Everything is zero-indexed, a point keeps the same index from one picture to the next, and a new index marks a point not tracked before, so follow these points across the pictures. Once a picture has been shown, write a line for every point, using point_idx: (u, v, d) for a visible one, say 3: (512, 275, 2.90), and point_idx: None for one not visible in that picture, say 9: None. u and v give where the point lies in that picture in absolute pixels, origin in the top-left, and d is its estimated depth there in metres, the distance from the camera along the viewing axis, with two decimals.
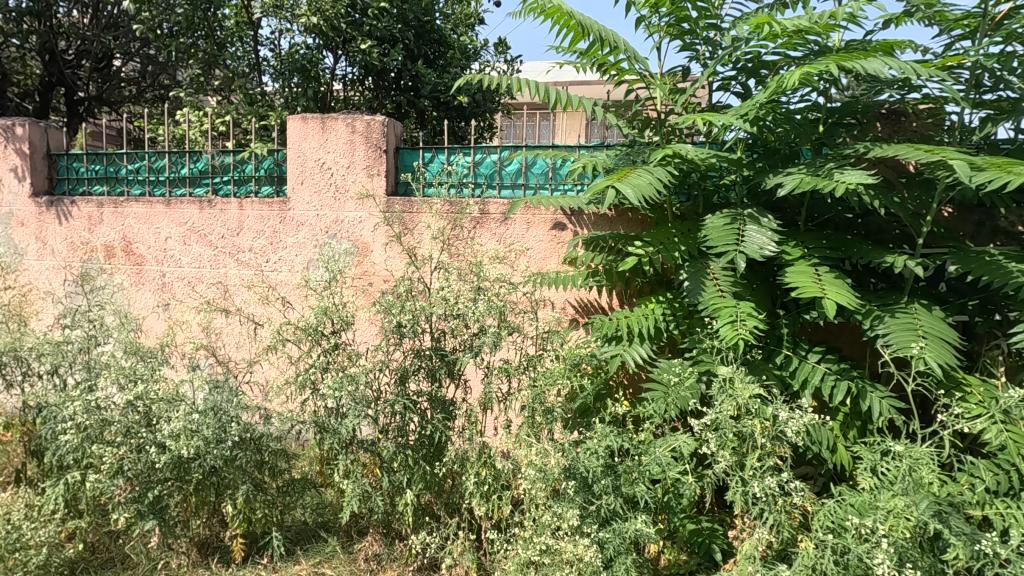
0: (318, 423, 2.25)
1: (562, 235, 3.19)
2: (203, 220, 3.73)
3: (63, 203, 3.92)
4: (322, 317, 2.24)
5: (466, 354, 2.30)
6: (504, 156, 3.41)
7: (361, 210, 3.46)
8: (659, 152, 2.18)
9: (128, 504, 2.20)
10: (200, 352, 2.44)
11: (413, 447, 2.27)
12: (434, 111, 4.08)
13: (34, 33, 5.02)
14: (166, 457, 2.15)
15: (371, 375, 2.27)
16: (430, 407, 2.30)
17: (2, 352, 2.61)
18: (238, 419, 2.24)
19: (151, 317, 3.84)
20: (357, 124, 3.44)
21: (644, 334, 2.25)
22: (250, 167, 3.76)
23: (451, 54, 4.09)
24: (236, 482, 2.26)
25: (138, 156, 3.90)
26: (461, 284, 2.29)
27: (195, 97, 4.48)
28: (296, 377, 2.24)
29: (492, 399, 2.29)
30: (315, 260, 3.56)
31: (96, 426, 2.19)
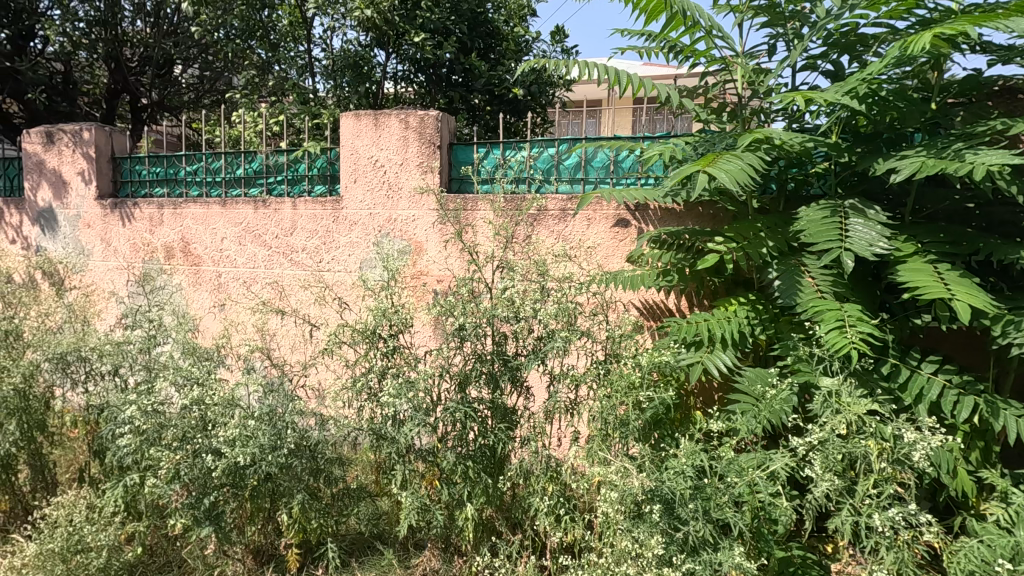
0: (375, 431, 2.14)
1: (626, 231, 2.99)
2: (258, 220, 3.71)
3: (126, 205, 3.99)
4: (380, 319, 2.12)
5: (531, 358, 2.15)
6: (562, 149, 3.24)
7: (415, 208, 3.36)
8: (748, 137, 1.96)
9: (185, 509, 2.14)
10: (255, 354, 2.37)
11: (475, 459, 2.13)
12: (488, 106, 3.96)
13: (101, 41, 5.19)
14: (222, 463, 2.07)
15: (430, 381, 2.14)
16: (491, 415, 2.15)
17: (65, 351, 2.61)
18: (294, 426, 2.16)
19: (208, 318, 3.86)
20: (410, 119, 3.34)
21: (728, 339, 2.04)
22: (303, 167, 3.73)
23: (503, 48, 3.96)
24: (291, 491, 2.16)
25: (196, 158, 3.93)
26: (524, 285, 2.14)
27: (250, 99, 4.51)
28: (353, 382, 2.14)
29: (558, 408, 2.13)
30: (368, 260, 3.48)
31: (154, 430, 2.14)
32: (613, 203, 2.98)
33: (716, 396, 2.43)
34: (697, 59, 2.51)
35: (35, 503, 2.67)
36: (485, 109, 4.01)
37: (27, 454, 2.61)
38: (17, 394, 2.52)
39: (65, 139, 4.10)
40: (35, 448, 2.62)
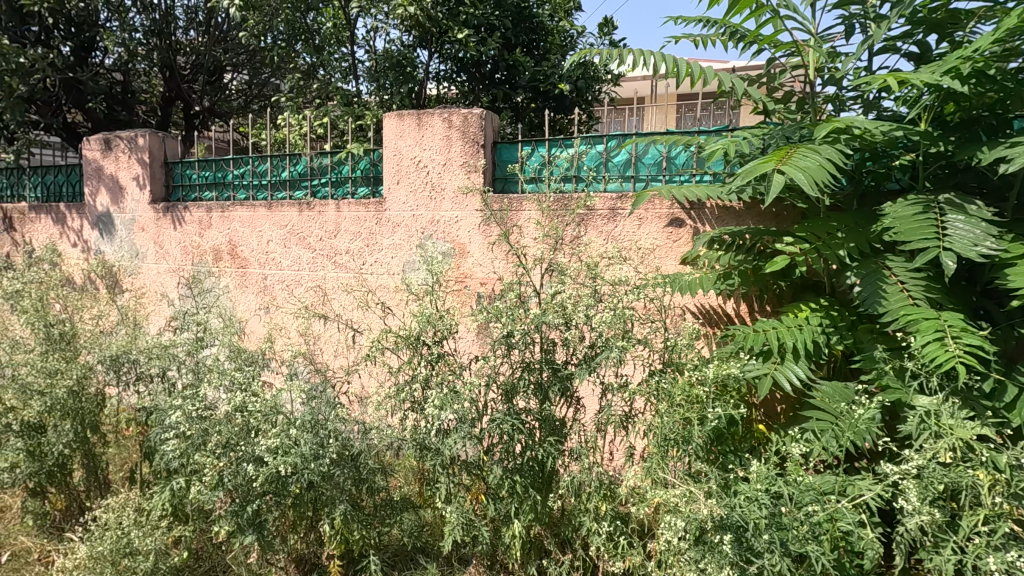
0: (418, 441, 2.05)
1: (679, 232, 2.81)
2: (302, 223, 3.71)
3: (177, 208, 4.07)
4: (424, 325, 2.04)
5: (583, 367, 2.02)
6: (611, 145, 3.11)
7: (458, 208, 3.28)
8: (826, 127, 1.78)
9: (229, 516, 2.11)
10: (299, 359, 2.33)
11: (523, 473, 2.02)
12: (532, 104, 3.85)
13: (155, 50, 5.34)
14: (265, 471, 2.03)
15: (475, 390, 2.05)
16: (539, 427, 2.04)
17: (117, 354, 2.63)
18: (337, 434, 2.10)
19: (254, 320, 3.89)
20: (454, 118, 3.27)
21: (801, 349, 1.86)
22: (347, 168, 3.71)
23: (548, 44, 3.84)
24: (333, 501, 2.10)
25: (243, 161, 3.97)
26: (576, 289, 2.01)
27: (296, 103, 4.55)
28: (396, 390, 2.06)
29: (610, 421, 1.99)
30: (411, 263, 3.42)
31: (198, 435, 2.12)
32: (666, 201, 2.81)
33: (779, 408, 2.26)
34: (763, 45, 2.33)
35: (89, 503, 2.71)
36: (529, 107, 3.90)
37: (81, 455, 2.61)
38: (71, 394, 2.49)
39: (121, 145, 4.22)
40: (89, 448, 2.61)
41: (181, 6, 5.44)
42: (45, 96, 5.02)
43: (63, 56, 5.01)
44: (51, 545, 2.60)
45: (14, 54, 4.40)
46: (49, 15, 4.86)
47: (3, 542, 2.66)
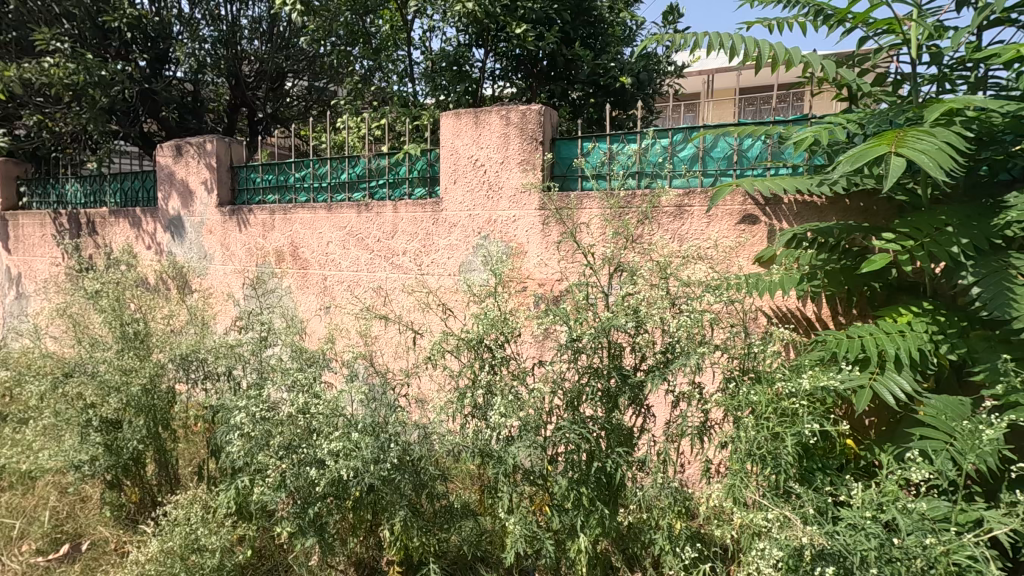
0: (480, 449, 1.98)
1: (753, 229, 2.62)
2: (361, 224, 3.73)
3: (242, 211, 4.19)
4: (486, 328, 1.96)
5: (654, 373, 1.90)
6: (677, 140, 2.96)
7: (516, 207, 3.20)
8: (938, 108, 1.59)
9: (291, 517, 2.11)
10: (359, 360, 2.31)
11: (588, 485, 1.91)
12: (592, 98, 3.73)
13: (223, 60, 5.55)
14: (326, 474, 2.02)
15: (539, 396, 1.95)
16: (606, 436, 1.92)
17: (186, 353, 2.70)
18: (398, 439, 2.06)
19: (314, 320, 3.94)
20: (512, 115, 3.19)
21: (905, 358, 1.66)
22: (404, 169, 3.70)
23: (608, 36, 3.72)
24: (393, 506, 2.06)
25: (305, 164, 4.05)
26: (648, 290, 1.88)
27: (354, 106, 4.61)
28: (457, 395, 1.99)
29: (685, 432, 1.85)
30: (468, 263, 3.38)
31: (261, 435, 2.13)
32: (737, 198, 2.64)
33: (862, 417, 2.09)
34: (855, 23, 2.13)
35: (160, 497, 2.79)
36: (588, 102, 3.79)
37: (154, 450, 2.69)
38: (144, 392, 2.56)
39: (191, 151, 4.39)
40: (160, 444, 2.69)
41: (247, 16, 5.63)
42: (123, 107, 5.31)
43: (140, 68, 5.28)
44: (126, 536, 2.69)
45: (97, 68, 4.67)
46: (127, 30, 5.13)
47: (85, 531, 2.78)
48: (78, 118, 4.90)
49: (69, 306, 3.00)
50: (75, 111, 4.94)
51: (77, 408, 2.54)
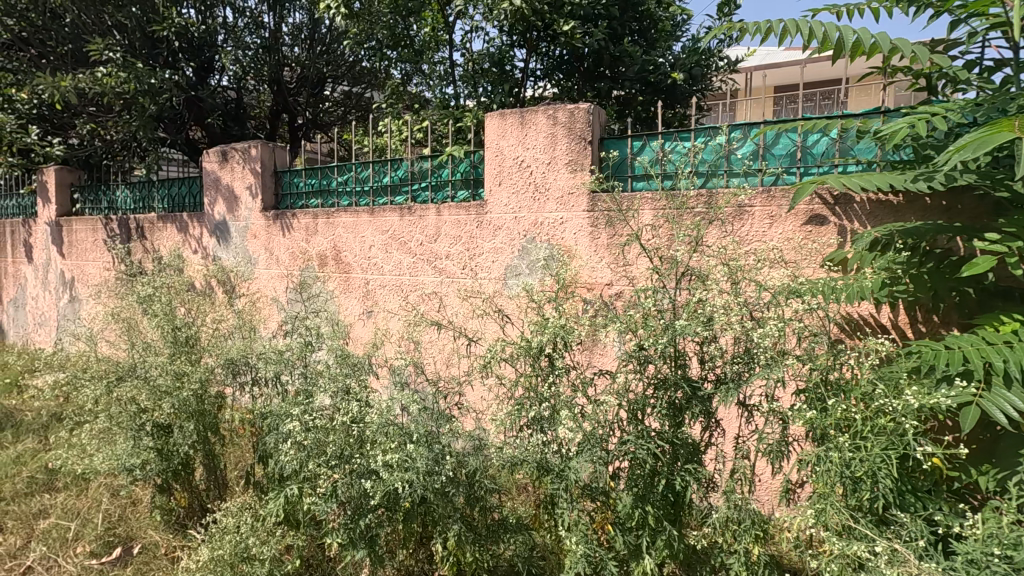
0: (538, 463, 1.89)
1: (820, 229, 2.46)
2: (404, 227, 3.69)
3: (286, 216, 4.21)
4: (545, 335, 1.88)
5: (725, 385, 1.77)
6: (734, 137, 2.80)
7: (564, 209, 3.11)
8: None
9: (341, 529, 2.06)
10: (410, 367, 2.26)
11: (654, 504, 1.79)
12: (640, 96, 3.62)
13: (266, 66, 5.63)
14: (380, 485, 1.96)
15: (601, 408, 1.86)
16: (673, 451, 1.81)
17: (235, 357, 2.69)
18: (452, 450, 1.99)
19: (357, 325, 3.92)
20: (559, 114, 3.10)
21: (1016, 371, 1.49)
22: (447, 171, 3.65)
23: (656, 32, 3.59)
24: (446, 519, 1.99)
25: (347, 168, 4.04)
26: (720, 294, 1.75)
27: (395, 109, 4.59)
28: (513, 405, 1.91)
29: (760, 449, 1.73)
30: (513, 267, 3.29)
31: (313, 444, 2.09)
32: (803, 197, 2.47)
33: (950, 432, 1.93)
34: (943, 7, 1.97)
35: (209, 503, 2.78)
36: (636, 100, 3.67)
37: (203, 455, 2.68)
38: (195, 396, 2.56)
39: (237, 157, 4.44)
40: (210, 449, 2.68)
41: (288, 23, 5.72)
42: (171, 114, 5.43)
43: (187, 76, 5.40)
44: (176, 541, 2.69)
45: (146, 76, 4.78)
46: (175, 39, 5.25)
47: (136, 535, 2.79)
48: (129, 126, 5.02)
49: (122, 310, 3.04)
50: (126, 119, 5.07)
51: (130, 412, 2.54)
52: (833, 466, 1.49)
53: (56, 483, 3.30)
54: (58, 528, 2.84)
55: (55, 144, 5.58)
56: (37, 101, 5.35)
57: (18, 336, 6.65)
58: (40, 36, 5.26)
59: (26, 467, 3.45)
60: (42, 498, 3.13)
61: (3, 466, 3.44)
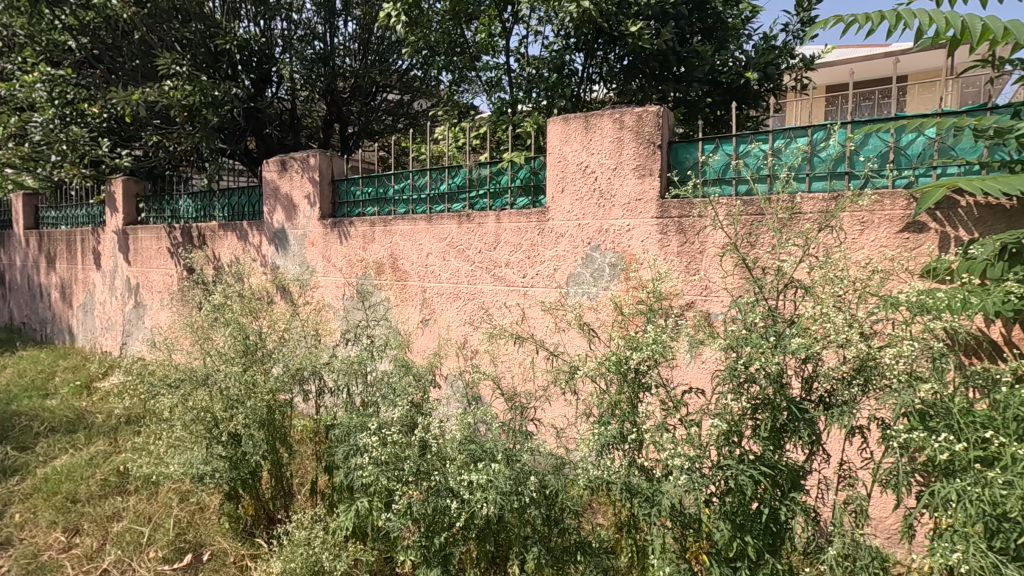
0: (627, 487, 1.78)
1: (918, 236, 2.26)
2: (462, 235, 3.65)
3: (344, 224, 4.23)
4: (634, 351, 1.78)
5: (833, 407, 1.63)
6: (817, 138, 2.61)
7: (631, 216, 3.00)
8: None
9: (415, 546, 2.00)
10: (484, 380, 2.19)
11: (754, 534, 1.66)
12: (708, 99, 3.51)
13: (321, 76, 5.74)
14: (459, 502, 1.90)
15: (695, 431, 1.74)
16: (775, 478, 1.68)
17: (303, 367, 2.69)
18: (533, 471, 1.90)
19: (415, 333, 3.90)
20: (626, 118, 3.00)
21: None
22: (506, 178, 3.59)
23: (723, 32, 3.46)
24: (524, 541, 1.90)
25: (404, 176, 4.03)
26: (831, 309, 1.61)
27: (449, 116, 4.59)
28: (599, 424, 1.82)
29: (877, 480, 1.58)
30: (576, 276, 3.20)
31: (387, 459, 2.05)
32: (899, 202, 2.28)
33: None
34: None
35: (275, 512, 2.78)
36: (704, 103, 3.55)
37: (270, 464, 2.68)
38: (264, 407, 2.55)
39: (296, 167, 4.50)
40: (278, 458, 2.68)
41: (343, 33, 5.82)
42: (232, 125, 5.59)
43: (247, 87, 5.54)
44: (245, 549, 2.70)
45: (210, 89, 4.91)
46: (237, 52, 5.40)
47: (206, 541, 2.82)
48: (192, 137, 5.17)
49: (192, 318, 3.08)
50: (190, 130, 5.23)
51: (204, 421, 2.56)
52: (975, 503, 1.34)
53: (127, 486, 3.39)
54: (131, 532, 2.89)
55: (123, 156, 5.81)
56: (108, 115, 5.57)
57: (86, 340, 6.95)
58: (111, 53, 5.48)
59: (99, 470, 3.54)
60: (115, 501, 3.20)
61: (78, 468, 3.55)
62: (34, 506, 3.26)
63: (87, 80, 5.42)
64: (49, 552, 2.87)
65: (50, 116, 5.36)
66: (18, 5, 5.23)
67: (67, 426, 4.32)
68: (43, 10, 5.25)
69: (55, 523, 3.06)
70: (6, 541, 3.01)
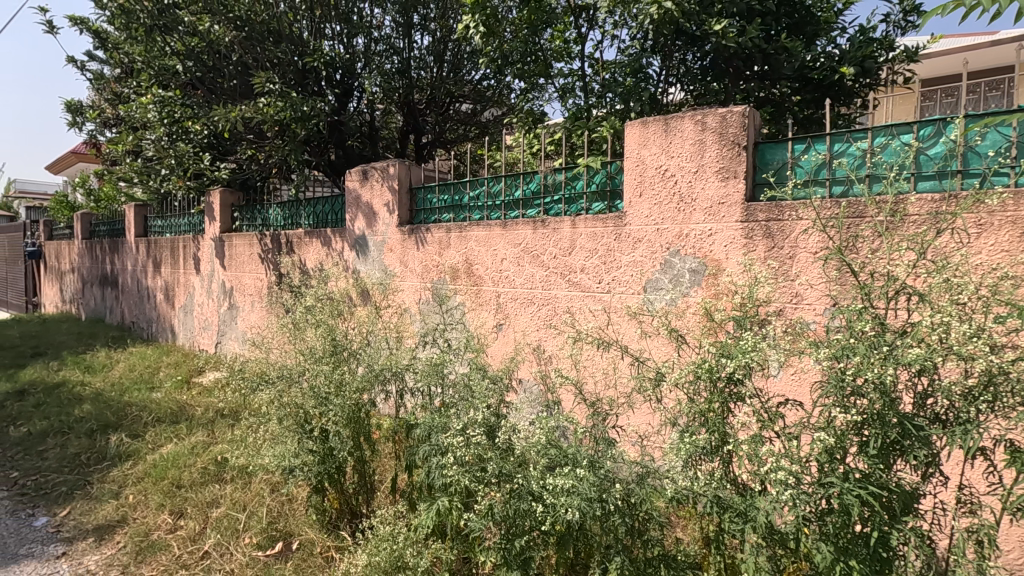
0: (718, 501, 1.71)
1: None
2: (537, 241, 3.66)
3: (421, 230, 4.37)
4: (726, 360, 1.72)
5: (953, 425, 1.50)
6: (924, 135, 2.43)
7: (713, 220, 2.90)
8: None
9: (496, 548, 2.01)
10: (564, 385, 2.19)
11: (860, 559, 1.54)
12: (796, 98, 3.40)
13: (400, 89, 5.98)
14: (542, 506, 1.90)
15: (793, 446, 1.66)
16: (884, 501, 1.56)
17: (386, 366, 2.80)
18: (618, 478, 1.87)
19: (489, 338, 3.95)
20: (709, 119, 2.91)
21: None
22: (581, 183, 3.58)
23: (813, 26, 3.29)
24: (607, 549, 1.86)
25: (479, 183, 4.10)
26: (955, 319, 1.48)
27: (523, 123, 4.65)
28: (687, 436, 1.76)
29: (1007, 510, 1.43)
30: (654, 282, 3.13)
31: (470, 459, 2.08)
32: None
33: None
34: None
35: (358, 507, 2.87)
36: (792, 101, 3.43)
37: (355, 460, 2.79)
38: (350, 404, 2.67)
39: (376, 175, 4.70)
40: (361, 455, 2.78)
41: (420, 46, 6.05)
42: (318, 138, 5.91)
43: (332, 102, 5.84)
44: (330, 541, 2.81)
45: (299, 104, 5.21)
46: (323, 69, 5.72)
47: (294, 531, 2.98)
48: (283, 150, 5.51)
49: (284, 319, 3.28)
50: (281, 143, 5.58)
51: (297, 416, 2.70)
52: None
53: (223, 475, 3.63)
54: (229, 518, 3.10)
55: (221, 168, 6.29)
56: (209, 132, 6.05)
57: (186, 339, 7.55)
58: (212, 74, 5.95)
59: (199, 458, 3.82)
60: (214, 488, 3.45)
61: (181, 456, 3.85)
62: (144, 489, 3.56)
63: (191, 100, 5.91)
64: (158, 531, 3.13)
65: (161, 134, 5.88)
66: (136, 34, 5.78)
67: (171, 417, 4.70)
68: (156, 38, 5.77)
69: (163, 506, 3.33)
70: (122, 519, 3.31)
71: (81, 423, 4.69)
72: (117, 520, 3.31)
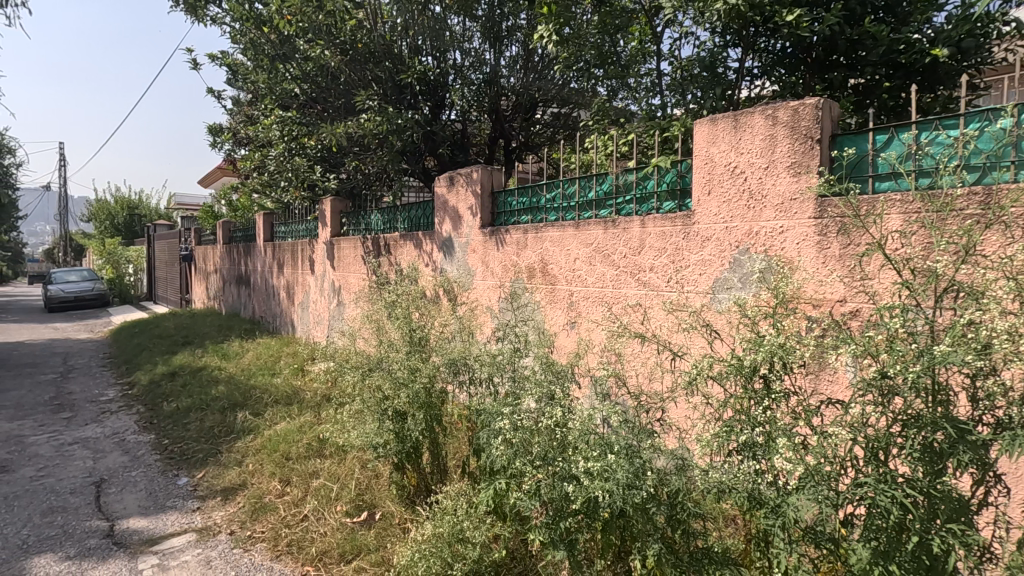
0: (753, 496, 1.73)
1: None
2: (608, 241, 3.73)
3: (500, 232, 4.61)
4: (761, 357, 1.75)
5: (1006, 431, 1.42)
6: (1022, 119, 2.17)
7: (783, 217, 2.81)
8: None
9: (543, 527, 2.16)
10: (612, 379, 2.29)
11: (899, 564, 1.49)
12: (887, 84, 3.19)
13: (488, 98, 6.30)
14: (582, 490, 2.02)
15: (831, 446, 1.64)
16: (929, 507, 1.49)
17: (456, 357, 3.05)
18: (653, 468, 1.96)
19: (562, 335, 4.08)
20: (780, 113, 2.83)
21: None
22: (652, 183, 3.61)
23: (907, 5, 3.06)
24: (645, 536, 1.93)
25: (555, 185, 4.25)
26: (1001, 316, 1.41)
27: (601, 125, 4.70)
28: (721, 430, 1.80)
29: None
30: (722, 281, 3.09)
31: (520, 443, 2.25)
32: None
33: None
34: None
35: (432, 485, 3.15)
36: (882, 87, 3.23)
37: (428, 442, 3.06)
38: (424, 390, 2.97)
39: (461, 181, 5.01)
40: (434, 437, 3.05)
41: (507, 56, 6.33)
42: (413, 148, 6.39)
43: (425, 114, 6.28)
44: (407, 514, 3.11)
45: (395, 118, 5.66)
46: (417, 84, 6.15)
47: (378, 503, 3.32)
48: (382, 160, 6.04)
49: (373, 314, 3.65)
50: (380, 154, 6.10)
51: (377, 398, 3.01)
52: None
53: (324, 451, 4.11)
54: (325, 488, 3.52)
55: (331, 179, 6.99)
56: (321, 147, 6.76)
57: (302, 332, 8.43)
58: (324, 95, 6.57)
59: (305, 436, 4.34)
60: (315, 462, 3.92)
61: (291, 433, 4.40)
62: (261, 459, 4.13)
63: (307, 119, 6.64)
64: (269, 495, 3.63)
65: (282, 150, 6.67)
66: (262, 65, 6.60)
67: (286, 399, 5.36)
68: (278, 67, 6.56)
69: (275, 474, 3.85)
70: (243, 484, 3.87)
71: (216, 402, 5.48)
72: (239, 484, 3.87)
